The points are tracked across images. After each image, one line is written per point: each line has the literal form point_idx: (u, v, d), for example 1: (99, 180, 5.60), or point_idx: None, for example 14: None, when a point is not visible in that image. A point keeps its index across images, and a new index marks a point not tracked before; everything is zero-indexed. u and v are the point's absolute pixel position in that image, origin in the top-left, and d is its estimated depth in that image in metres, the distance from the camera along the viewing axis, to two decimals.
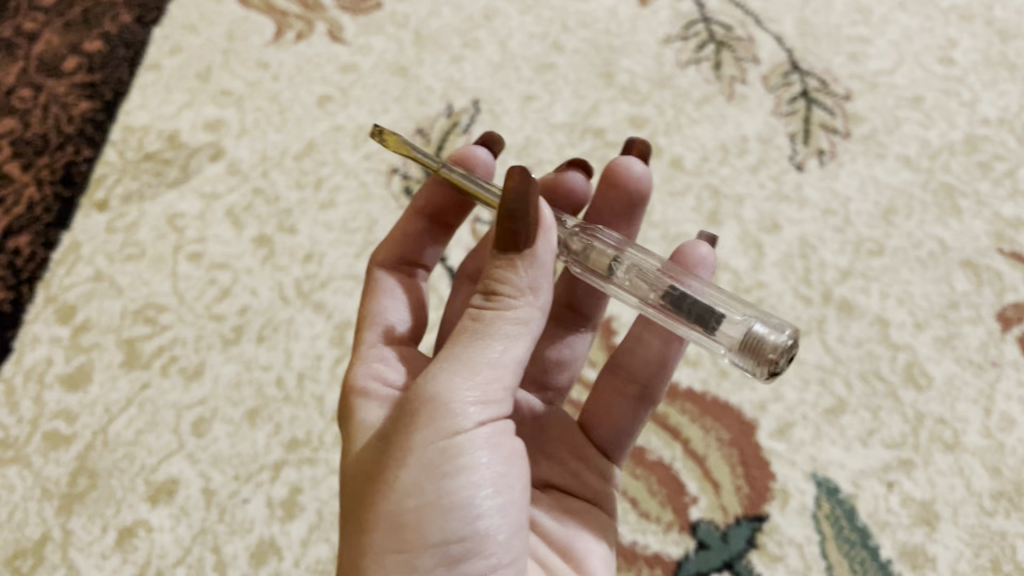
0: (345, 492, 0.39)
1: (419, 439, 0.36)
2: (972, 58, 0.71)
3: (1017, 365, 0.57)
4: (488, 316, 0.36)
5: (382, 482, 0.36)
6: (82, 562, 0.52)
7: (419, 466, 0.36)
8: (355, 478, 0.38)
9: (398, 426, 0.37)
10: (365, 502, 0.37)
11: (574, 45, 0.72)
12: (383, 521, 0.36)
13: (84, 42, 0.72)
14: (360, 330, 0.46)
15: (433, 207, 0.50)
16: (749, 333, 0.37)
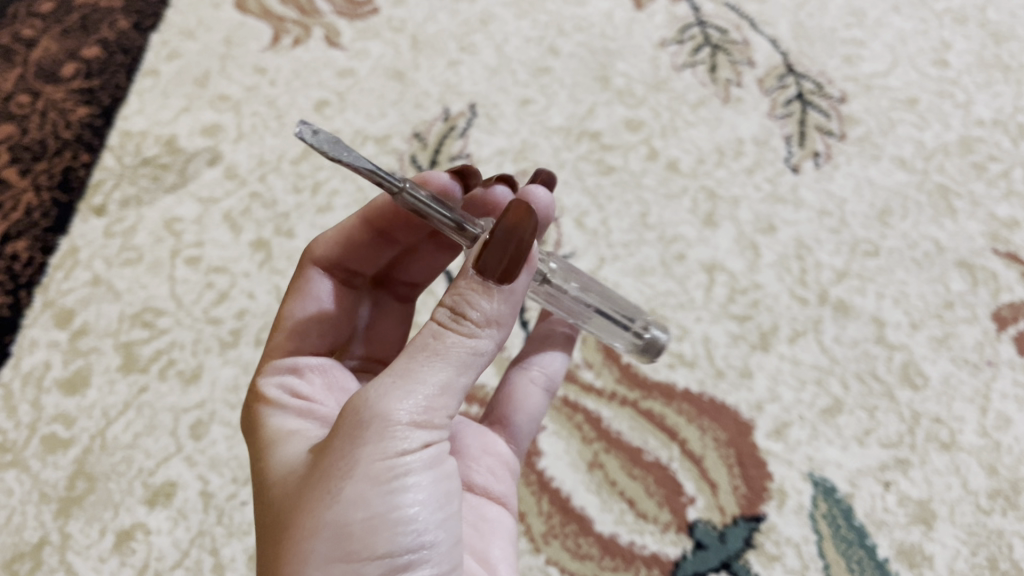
0: (268, 510, 0.35)
1: (367, 450, 0.33)
2: (966, 60, 0.72)
3: (1013, 364, 0.57)
4: (448, 336, 0.34)
5: (324, 494, 0.34)
6: (80, 565, 0.52)
7: (366, 478, 0.33)
8: (283, 493, 0.35)
9: (341, 437, 0.34)
10: (297, 514, 0.34)
11: (571, 49, 0.73)
12: (322, 534, 0.33)
13: (82, 49, 0.72)
14: (276, 335, 0.45)
15: (384, 222, 0.47)
16: (655, 340, 0.46)
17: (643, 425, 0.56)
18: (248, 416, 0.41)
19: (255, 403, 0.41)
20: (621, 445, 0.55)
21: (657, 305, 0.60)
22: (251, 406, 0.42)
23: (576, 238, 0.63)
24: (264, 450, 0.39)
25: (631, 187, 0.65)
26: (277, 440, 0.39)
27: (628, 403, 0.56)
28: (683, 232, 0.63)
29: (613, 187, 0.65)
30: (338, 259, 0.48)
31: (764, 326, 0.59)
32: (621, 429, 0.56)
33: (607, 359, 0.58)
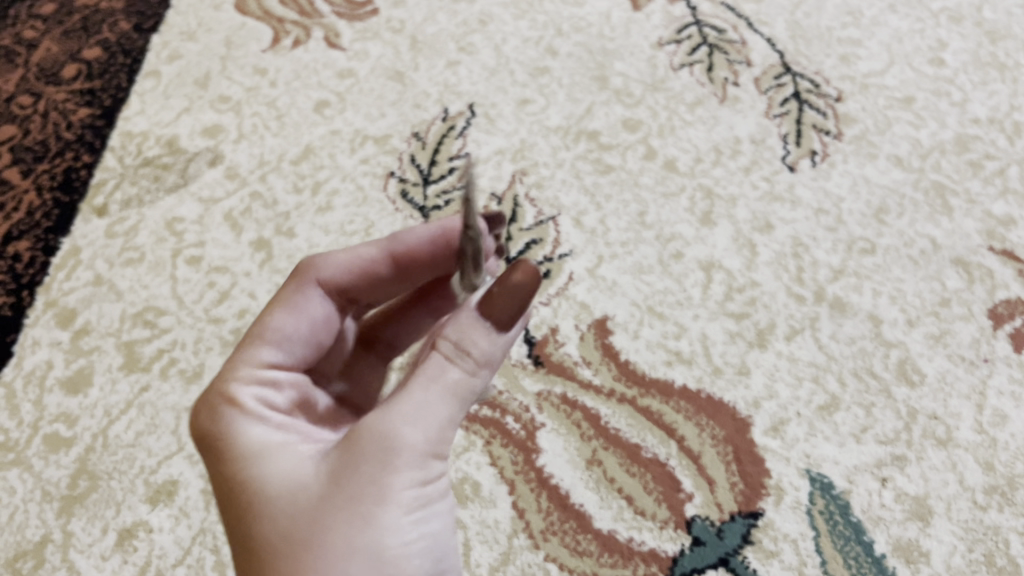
0: (270, 529, 0.34)
1: (394, 477, 0.34)
2: (962, 59, 0.72)
3: (1009, 361, 0.58)
4: (457, 372, 0.35)
5: (354, 517, 0.33)
6: (82, 563, 0.52)
7: (396, 504, 0.34)
8: (293, 512, 0.34)
9: (365, 462, 0.34)
10: (322, 536, 0.33)
11: (568, 49, 0.73)
12: (359, 559, 0.33)
13: (83, 50, 0.74)
14: (253, 344, 0.40)
15: (410, 260, 0.45)
16: None
17: (641, 422, 0.56)
18: (215, 421, 0.37)
19: (225, 405, 0.37)
20: (620, 442, 0.55)
21: (655, 303, 0.60)
22: (218, 410, 0.37)
23: (574, 237, 0.63)
24: (247, 461, 0.36)
25: (629, 186, 0.65)
26: (262, 454, 0.36)
27: (626, 401, 0.57)
28: (680, 231, 0.63)
29: (611, 186, 0.65)
30: (343, 288, 0.44)
31: (761, 323, 0.59)
32: (619, 426, 0.56)
33: (606, 358, 0.58)
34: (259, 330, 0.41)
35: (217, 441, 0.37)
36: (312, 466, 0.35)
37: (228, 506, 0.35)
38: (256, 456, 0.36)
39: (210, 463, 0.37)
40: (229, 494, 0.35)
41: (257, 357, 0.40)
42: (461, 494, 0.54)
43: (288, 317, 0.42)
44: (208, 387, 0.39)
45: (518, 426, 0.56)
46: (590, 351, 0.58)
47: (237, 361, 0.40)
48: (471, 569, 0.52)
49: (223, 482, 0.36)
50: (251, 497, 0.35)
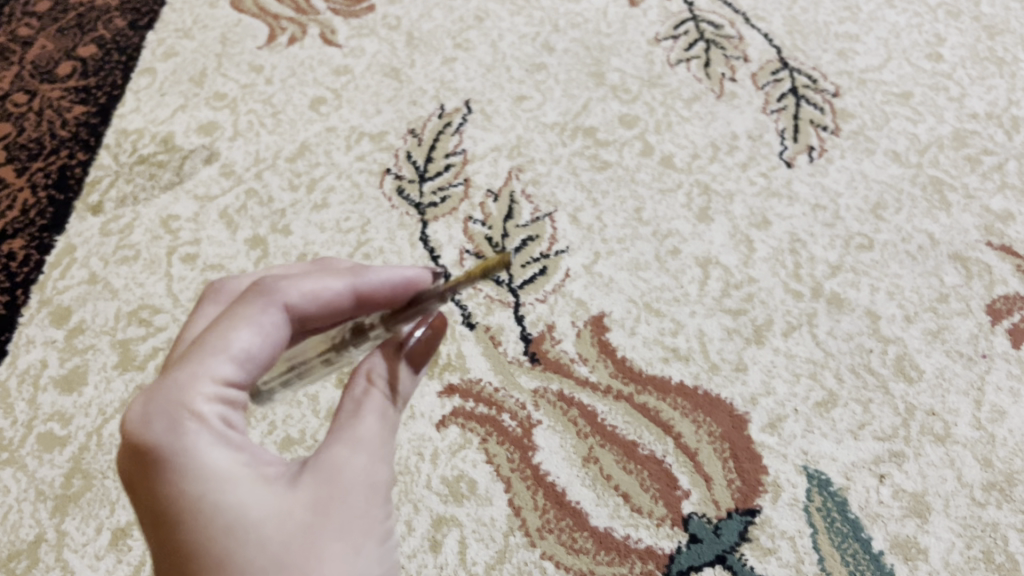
0: (251, 556, 0.32)
1: (372, 508, 0.35)
2: (960, 54, 0.72)
3: (1007, 357, 0.57)
4: (390, 409, 0.37)
5: (345, 546, 0.33)
6: (76, 562, 0.52)
7: (373, 533, 0.35)
8: (280, 537, 0.32)
9: (348, 494, 0.34)
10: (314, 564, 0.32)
11: (565, 45, 0.73)
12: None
13: (78, 47, 0.74)
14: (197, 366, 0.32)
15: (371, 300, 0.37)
16: None
17: (637, 419, 0.56)
18: (172, 437, 0.31)
19: (187, 418, 0.32)
20: (616, 439, 0.55)
21: (651, 299, 0.60)
22: (179, 426, 0.32)
23: (571, 233, 0.63)
24: (215, 483, 0.32)
25: (626, 183, 0.65)
26: (231, 476, 0.32)
27: (623, 398, 0.57)
28: (677, 227, 0.63)
29: (608, 182, 0.65)
30: (302, 318, 0.36)
31: (758, 319, 0.59)
32: (616, 423, 0.56)
33: (603, 355, 0.58)
34: (218, 342, 0.33)
35: (176, 460, 0.32)
36: (284, 489, 0.34)
37: (187, 530, 0.32)
38: (224, 478, 0.32)
39: (158, 482, 0.32)
40: (194, 517, 0.32)
41: (216, 373, 0.32)
42: (456, 492, 0.53)
43: (249, 335, 0.33)
44: (156, 390, 0.32)
45: (514, 424, 0.55)
46: (587, 348, 0.58)
47: (200, 372, 0.32)
48: (466, 567, 0.51)
49: (181, 505, 0.32)
50: (228, 521, 0.32)
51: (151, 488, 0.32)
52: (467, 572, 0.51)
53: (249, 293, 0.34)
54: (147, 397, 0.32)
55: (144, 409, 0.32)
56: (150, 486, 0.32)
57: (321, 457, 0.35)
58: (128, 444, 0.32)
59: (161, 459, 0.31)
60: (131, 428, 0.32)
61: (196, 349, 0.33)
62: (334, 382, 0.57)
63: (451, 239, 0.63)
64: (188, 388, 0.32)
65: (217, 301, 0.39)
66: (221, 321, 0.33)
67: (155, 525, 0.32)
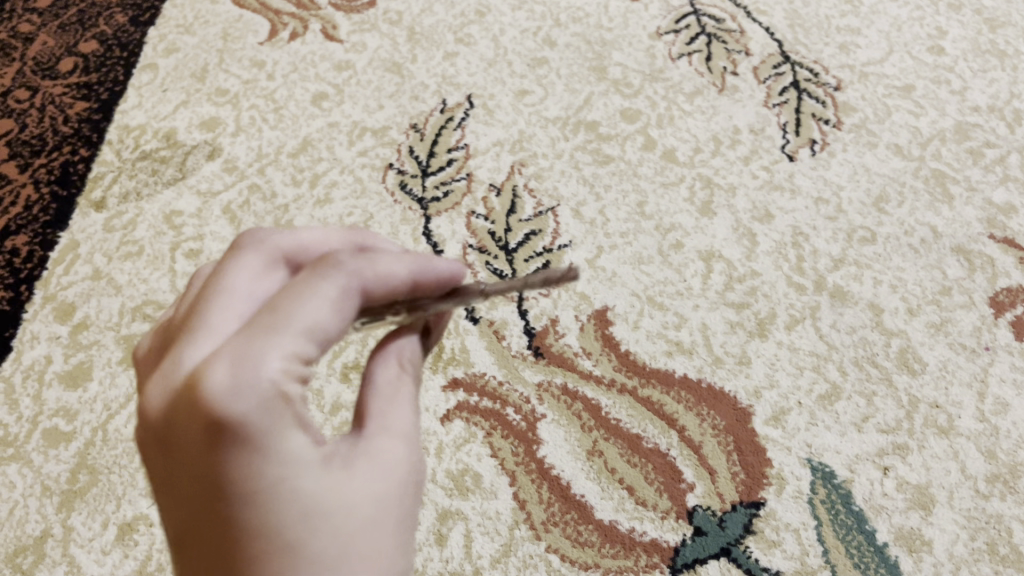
0: (321, 546, 0.29)
1: (413, 501, 0.33)
2: (961, 47, 0.72)
3: (1010, 349, 0.58)
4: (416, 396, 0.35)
5: (399, 541, 0.32)
6: (83, 558, 0.52)
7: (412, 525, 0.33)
8: (346, 530, 0.30)
9: (404, 487, 0.32)
10: (375, 559, 0.31)
11: (566, 40, 0.73)
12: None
13: (79, 43, 0.74)
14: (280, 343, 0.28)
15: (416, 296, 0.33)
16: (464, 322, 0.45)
17: (641, 413, 0.56)
18: (261, 415, 0.27)
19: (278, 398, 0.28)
20: (621, 433, 0.55)
21: (655, 293, 0.60)
22: (270, 404, 0.28)
23: (573, 227, 0.63)
24: (291, 467, 0.29)
25: (629, 177, 0.65)
26: (303, 460, 0.29)
27: (627, 391, 0.57)
28: (680, 221, 0.63)
29: (610, 176, 0.65)
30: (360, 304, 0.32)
31: (761, 312, 0.59)
32: (620, 416, 0.56)
33: (606, 348, 0.58)
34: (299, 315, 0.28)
35: (258, 438, 0.28)
36: (346, 476, 0.31)
37: (258, 512, 0.28)
38: (297, 461, 0.29)
39: (236, 457, 0.28)
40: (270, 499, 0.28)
41: (304, 355, 0.28)
42: (461, 486, 0.53)
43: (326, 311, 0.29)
44: (246, 358, 0.27)
45: (519, 417, 0.56)
46: (590, 342, 0.58)
47: (292, 350, 0.28)
48: (472, 561, 0.51)
49: (256, 484, 0.28)
50: (301, 509, 0.29)
51: (224, 461, 0.28)
52: (473, 565, 0.51)
53: (326, 263, 0.30)
54: (232, 360, 0.27)
55: (231, 377, 0.27)
56: (223, 458, 0.28)
57: (375, 443, 0.32)
58: (204, 413, 0.27)
59: (246, 433, 0.27)
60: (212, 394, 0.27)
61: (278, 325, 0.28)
62: (338, 377, 0.57)
63: (455, 233, 0.63)
64: (278, 370, 0.27)
65: (260, 252, 0.32)
66: (302, 294, 0.29)
67: (214, 496, 0.28)
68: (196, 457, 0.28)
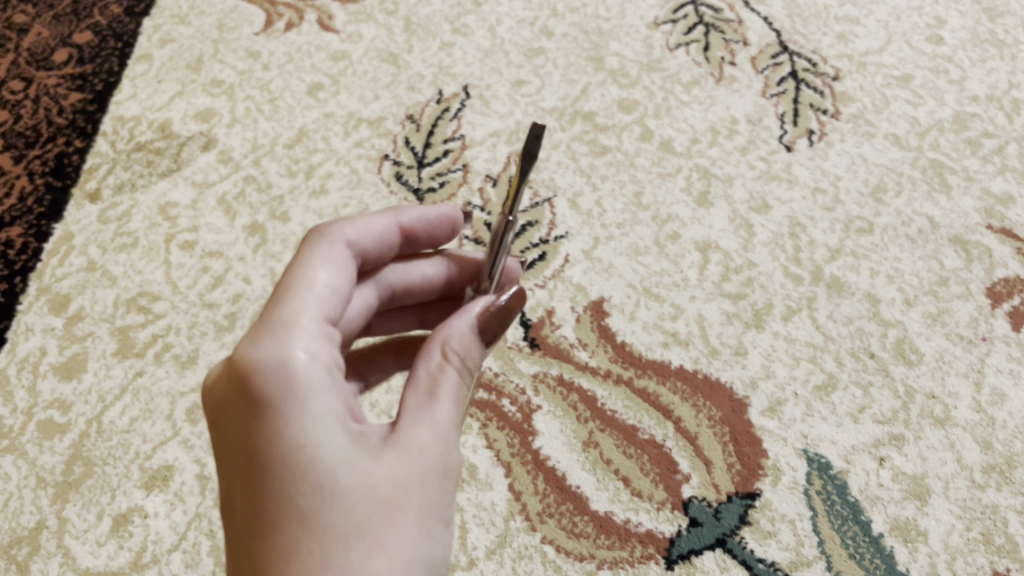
0: (333, 518, 0.33)
1: (444, 489, 0.35)
2: (960, 36, 0.72)
3: (1007, 340, 0.57)
4: (463, 386, 0.38)
5: (422, 526, 0.34)
6: (77, 549, 0.52)
7: (445, 513, 0.35)
8: (358, 505, 0.33)
9: (429, 474, 0.35)
10: (389, 538, 0.33)
11: (563, 30, 0.73)
12: (423, 562, 0.33)
13: (74, 34, 0.73)
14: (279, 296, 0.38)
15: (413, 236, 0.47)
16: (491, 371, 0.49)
17: (637, 404, 0.56)
18: (277, 381, 0.34)
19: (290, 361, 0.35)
20: (616, 424, 0.55)
21: (651, 284, 0.60)
22: (285, 372, 0.34)
23: (570, 218, 0.63)
24: (312, 438, 0.34)
25: (625, 167, 0.65)
26: (325, 437, 0.34)
27: (623, 382, 0.56)
28: (676, 212, 0.63)
29: (607, 167, 0.65)
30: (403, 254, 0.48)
31: (758, 303, 0.59)
32: (616, 408, 0.56)
33: (602, 340, 0.58)
34: (311, 281, 0.39)
35: (277, 405, 0.34)
36: (368, 459, 0.34)
37: (280, 478, 0.33)
38: (319, 436, 0.34)
39: (264, 422, 0.34)
40: (288, 467, 0.33)
41: (305, 309, 0.37)
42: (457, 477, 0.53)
43: (336, 276, 0.40)
44: (269, 332, 0.36)
45: (515, 409, 0.55)
46: (587, 333, 0.58)
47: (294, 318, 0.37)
48: (468, 551, 0.51)
49: (279, 450, 0.33)
50: (317, 479, 0.33)
51: (257, 428, 0.34)
52: (469, 556, 0.51)
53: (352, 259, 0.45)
54: (259, 335, 0.36)
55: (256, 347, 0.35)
56: (256, 425, 0.34)
57: (403, 432, 0.35)
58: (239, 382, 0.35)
59: (272, 400, 0.34)
60: (249, 362, 0.35)
61: (301, 290, 0.38)
62: None
63: None
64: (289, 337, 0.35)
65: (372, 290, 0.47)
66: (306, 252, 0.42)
67: (250, 462, 0.34)
68: (238, 430, 0.35)
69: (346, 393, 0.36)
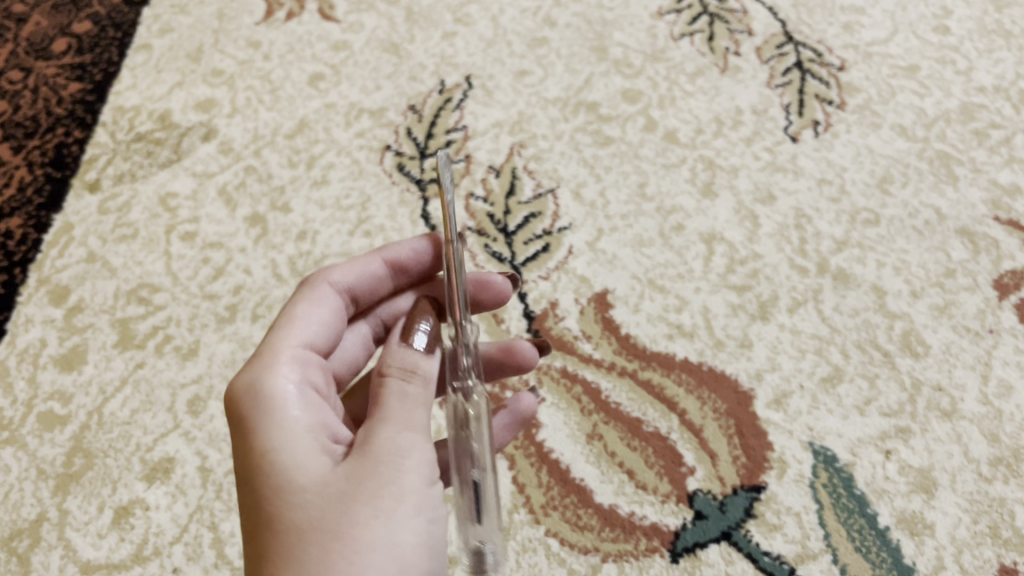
0: (291, 517, 0.33)
1: (405, 475, 0.34)
2: (967, 27, 0.71)
3: (1015, 332, 0.57)
4: (415, 388, 0.37)
5: (379, 516, 0.33)
6: (78, 541, 0.51)
7: (412, 500, 0.34)
8: (313, 501, 0.33)
9: (382, 464, 0.34)
10: (343, 529, 0.32)
11: (566, 20, 0.72)
12: (382, 548, 0.32)
13: (73, 24, 0.73)
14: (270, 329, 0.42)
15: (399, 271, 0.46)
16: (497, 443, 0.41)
17: (642, 396, 0.55)
18: (253, 401, 0.37)
19: (266, 382, 0.37)
20: (620, 416, 0.55)
21: (655, 276, 0.59)
22: (259, 394, 0.37)
23: (573, 210, 0.62)
24: (274, 447, 0.35)
25: (630, 158, 0.64)
26: (286, 444, 0.35)
27: (627, 374, 0.56)
28: (681, 203, 0.62)
29: (611, 158, 0.64)
30: (396, 287, 0.48)
31: (764, 295, 0.58)
32: (620, 400, 0.55)
33: (606, 331, 0.57)
34: (298, 315, 0.42)
35: (251, 422, 0.36)
36: (328, 464, 0.35)
37: (251, 489, 0.34)
38: (281, 445, 0.35)
39: (242, 444, 0.36)
40: (256, 476, 0.34)
41: (290, 339, 0.40)
42: None
43: (318, 310, 0.42)
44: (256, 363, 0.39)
45: None
46: (590, 325, 0.58)
47: (278, 348, 0.40)
48: None
49: (249, 464, 0.35)
50: (277, 483, 0.34)
51: (239, 450, 0.36)
52: None
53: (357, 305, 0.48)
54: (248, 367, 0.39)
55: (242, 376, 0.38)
56: (241, 447, 0.36)
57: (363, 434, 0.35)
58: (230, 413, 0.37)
59: (247, 421, 0.36)
60: (233, 392, 0.38)
61: (288, 323, 0.41)
62: None
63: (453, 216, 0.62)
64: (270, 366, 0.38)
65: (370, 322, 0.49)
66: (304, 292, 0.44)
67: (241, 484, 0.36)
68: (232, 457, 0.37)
69: (320, 411, 0.38)
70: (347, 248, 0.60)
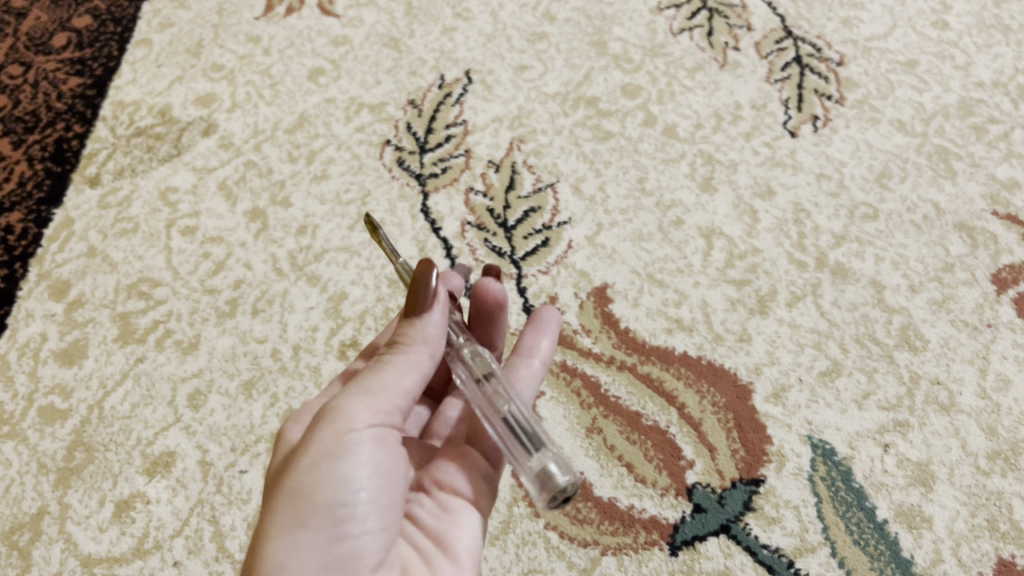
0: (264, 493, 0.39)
1: (322, 433, 0.37)
2: (966, 22, 0.71)
3: (1012, 326, 0.57)
4: (383, 362, 0.40)
5: (293, 467, 0.37)
6: (79, 535, 0.51)
7: (319, 451, 0.36)
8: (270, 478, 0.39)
9: (311, 427, 0.38)
10: (269, 496, 0.37)
11: (566, 15, 0.73)
12: (283, 497, 0.36)
13: (73, 19, 0.73)
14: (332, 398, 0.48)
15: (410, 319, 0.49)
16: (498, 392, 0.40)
17: (641, 390, 0.56)
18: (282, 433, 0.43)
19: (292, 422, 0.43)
20: (619, 410, 0.55)
21: (655, 271, 0.59)
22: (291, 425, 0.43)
23: (573, 204, 0.62)
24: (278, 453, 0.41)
25: (629, 153, 0.64)
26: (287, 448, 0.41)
27: (626, 368, 0.56)
28: (680, 198, 0.62)
29: (611, 153, 0.65)
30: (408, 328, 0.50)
31: (762, 289, 0.59)
32: (619, 394, 0.55)
33: (606, 326, 0.58)
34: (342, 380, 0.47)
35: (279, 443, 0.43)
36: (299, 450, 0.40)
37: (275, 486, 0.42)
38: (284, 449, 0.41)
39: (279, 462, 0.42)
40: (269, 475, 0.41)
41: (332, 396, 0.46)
42: None
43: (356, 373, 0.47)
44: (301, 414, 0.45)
45: None
46: (590, 319, 0.58)
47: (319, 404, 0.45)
48: None
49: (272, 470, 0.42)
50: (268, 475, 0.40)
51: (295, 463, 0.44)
52: None
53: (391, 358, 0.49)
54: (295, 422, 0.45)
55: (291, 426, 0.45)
56: None
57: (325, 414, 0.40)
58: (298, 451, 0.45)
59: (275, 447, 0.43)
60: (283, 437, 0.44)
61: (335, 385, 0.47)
62: (336, 354, 0.56)
63: (453, 210, 0.62)
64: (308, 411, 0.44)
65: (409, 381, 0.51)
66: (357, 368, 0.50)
67: None
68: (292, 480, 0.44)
69: None
70: (348, 242, 0.60)
